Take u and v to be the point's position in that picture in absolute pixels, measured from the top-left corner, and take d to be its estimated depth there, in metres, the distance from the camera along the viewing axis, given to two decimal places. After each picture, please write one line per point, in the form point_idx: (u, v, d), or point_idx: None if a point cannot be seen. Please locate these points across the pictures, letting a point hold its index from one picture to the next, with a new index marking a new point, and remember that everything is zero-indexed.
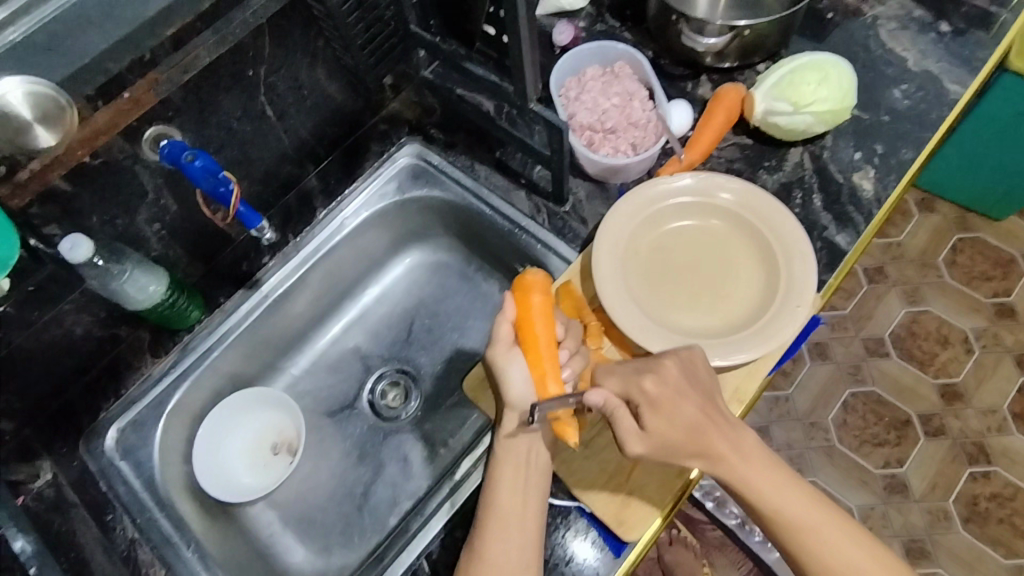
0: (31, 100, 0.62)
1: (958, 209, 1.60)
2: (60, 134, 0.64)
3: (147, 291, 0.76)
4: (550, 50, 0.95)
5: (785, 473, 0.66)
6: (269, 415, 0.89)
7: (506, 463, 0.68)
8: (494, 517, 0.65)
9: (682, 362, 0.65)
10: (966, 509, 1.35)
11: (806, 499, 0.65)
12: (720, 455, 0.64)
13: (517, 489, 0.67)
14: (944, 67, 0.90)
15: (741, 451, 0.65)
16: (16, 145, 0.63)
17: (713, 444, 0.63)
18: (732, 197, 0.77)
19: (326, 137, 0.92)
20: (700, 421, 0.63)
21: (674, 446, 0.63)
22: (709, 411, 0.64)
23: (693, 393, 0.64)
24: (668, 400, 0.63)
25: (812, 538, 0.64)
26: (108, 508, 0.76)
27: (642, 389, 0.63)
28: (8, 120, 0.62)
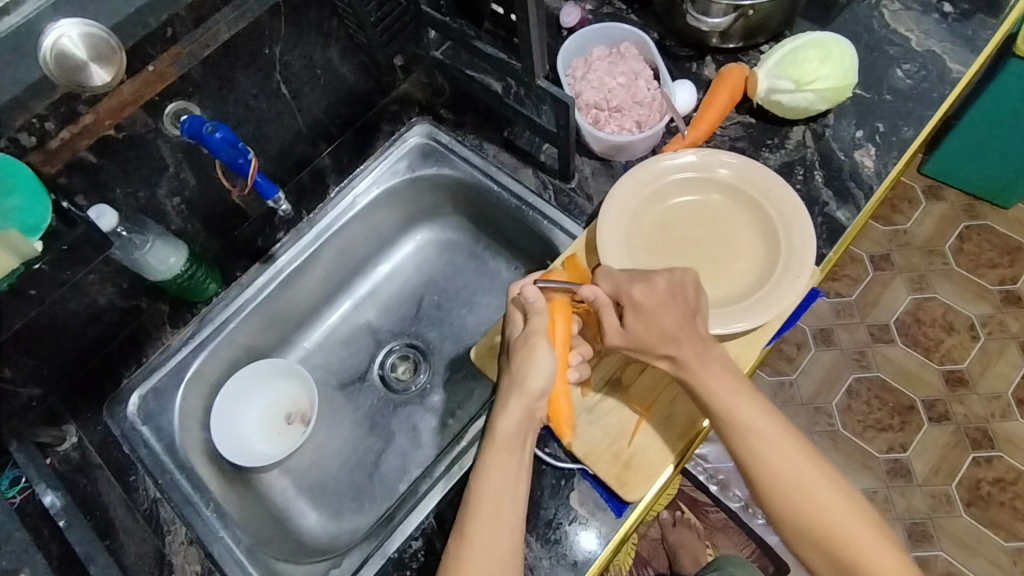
0: (86, 41, 0.61)
1: (965, 196, 1.61)
2: (114, 72, 0.63)
3: (167, 263, 0.79)
4: (557, 32, 0.97)
5: (747, 387, 0.67)
6: (283, 387, 0.93)
7: (500, 453, 0.66)
8: (483, 498, 0.64)
9: (671, 277, 0.69)
10: (968, 493, 1.37)
11: (765, 412, 0.67)
12: (687, 361, 0.67)
13: (508, 478, 0.65)
14: (947, 47, 0.91)
15: (709, 363, 0.67)
16: (72, 82, 0.62)
17: (680, 350, 0.67)
18: (730, 172, 0.79)
19: (339, 117, 0.95)
20: (676, 328, 0.67)
21: (646, 346, 0.68)
22: (687, 323, 0.68)
23: (674, 305, 0.68)
24: (652, 306, 0.67)
25: (764, 448, 0.65)
26: (131, 470, 0.80)
27: (630, 292, 0.69)
28: (65, 62, 0.60)
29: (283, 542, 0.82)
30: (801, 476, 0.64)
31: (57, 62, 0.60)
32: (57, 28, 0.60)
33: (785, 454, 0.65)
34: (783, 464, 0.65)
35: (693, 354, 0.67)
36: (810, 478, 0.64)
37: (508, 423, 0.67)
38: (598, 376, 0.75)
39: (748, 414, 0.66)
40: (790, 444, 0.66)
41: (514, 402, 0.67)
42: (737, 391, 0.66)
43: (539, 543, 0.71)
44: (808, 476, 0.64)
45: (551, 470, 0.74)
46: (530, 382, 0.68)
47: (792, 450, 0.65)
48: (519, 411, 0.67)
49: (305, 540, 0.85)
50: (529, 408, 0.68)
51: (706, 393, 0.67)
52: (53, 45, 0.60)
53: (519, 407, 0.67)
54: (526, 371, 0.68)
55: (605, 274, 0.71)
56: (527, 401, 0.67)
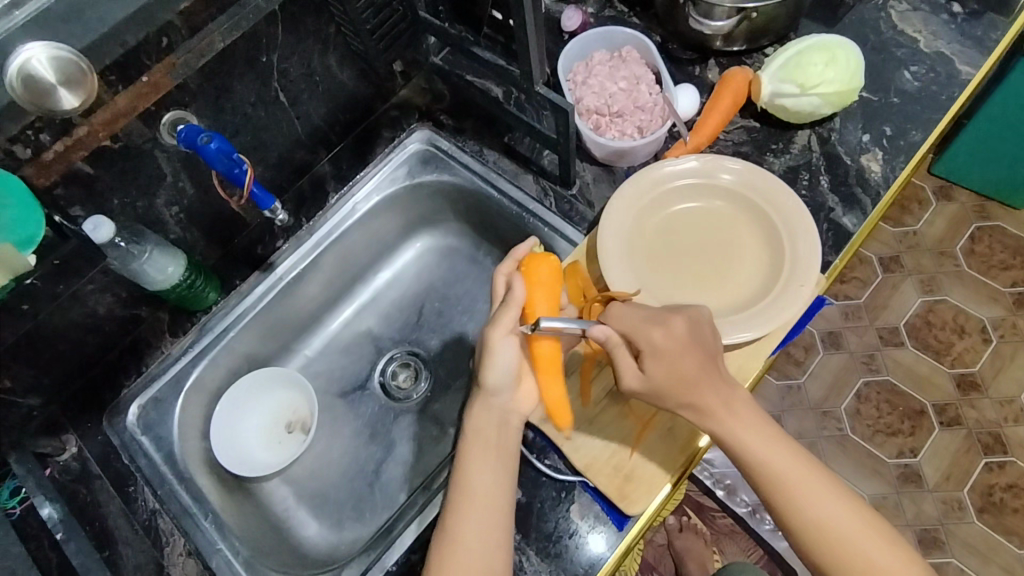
0: (55, 65, 0.61)
1: (977, 196, 1.58)
2: (84, 97, 0.63)
3: (165, 273, 0.79)
4: (558, 36, 0.96)
5: (776, 431, 0.67)
6: (284, 395, 0.92)
7: (478, 446, 0.69)
8: (459, 494, 0.67)
9: (690, 320, 0.66)
10: (980, 499, 1.34)
11: (793, 455, 0.66)
12: (710, 408, 0.65)
13: (488, 469, 0.68)
14: (956, 48, 0.89)
15: (734, 408, 0.66)
16: (41, 108, 0.61)
17: (704, 398, 0.65)
18: (733, 178, 0.78)
19: (338, 124, 0.94)
20: (696, 373, 0.65)
21: (663, 390, 0.65)
22: (706, 366, 0.65)
23: (695, 350, 0.65)
24: (672, 351, 0.65)
25: (801, 497, 0.64)
26: (130, 481, 0.80)
27: (648, 337, 0.65)
28: (33, 85, 0.60)
29: (282, 553, 0.82)
30: (841, 522, 0.63)
31: (25, 86, 0.60)
32: (25, 52, 0.60)
33: (824, 500, 0.64)
34: (822, 512, 0.63)
35: (714, 393, 0.65)
36: (849, 523, 0.63)
37: (484, 417, 0.70)
38: (599, 387, 0.74)
39: (780, 461, 0.65)
40: (826, 489, 0.64)
41: (481, 405, 0.71)
42: (769, 438, 0.66)
43: (539, 556, 0.70)
44: (847, 521, 0.63)
45: (551, 482, 0.73)
46: (491, 383, 0.70)
47: (825, 496, 0.64)
48: (490, 411, 0.71)
49: (305, 550, 0.84)
50: (502, 411, 0.71)
51: (739, 444, 0.65)
52: (23, 68, 0.60)
53: (486, 409, 0.71)
54: (482, 369, 0.70)
55: (614, 317, 0.68)
56: (490, 399, 0.71)
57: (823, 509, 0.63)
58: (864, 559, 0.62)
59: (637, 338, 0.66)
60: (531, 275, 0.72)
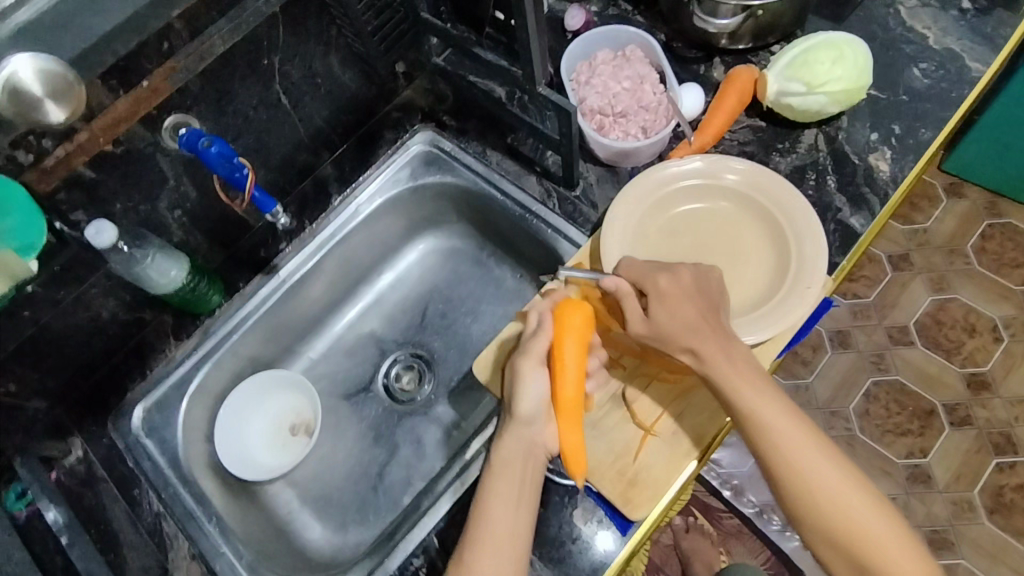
0: (41, 78, 0.58)
1: (987, 193, 1.56)
2: (72, 109, 0.61)
3: (169, 276, 0.79)
4: (561, 35, 0.95)
5: (774, 389, 0.66)
6: (286, 398, 0.92)
7: (501, 478, 0.67)
8: (480, 529, 0.65)
9: (695, 270, 0.69)
10: (991, 500, 1.33)
11: (786, 410, 0.65)
12: (710, 356, 0.65)
13: (509, 504, 0.66)
14: (966, 45, 0.88)
15: (735, 358, 0.65)
16: (29, 120, 0.59)
17: (706, 344, 0.65)
18: (738, 177, 0.77)
19: (341, 125, 0.94)
20: (698, 321, 0.66)
21: (667, 336, 0.66)
22: (709, 317, 0.66)
23: (699, 298, 0.67)
24: (676, 296, 0.66)
25: (794, 456, 0.63)
26: (135, 484, 0.80)
27: (654, 283, 0.67)
28: (19, 97, 0.58)
29: (287, 556, 0.82)
30: (831, 485, 0.62)
31: (11, 99, 0.58)
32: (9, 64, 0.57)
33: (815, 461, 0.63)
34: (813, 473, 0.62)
35: (713, 344, 0.65)
36: (840, 487, 0.62)
37: (511, 447, 0.69)
38: (603, 392, 0.73)
39: (777, 420, 0.64)
40: (821, 451, 0.63)
41: (510, 433, 0.69)
42: (767, 397, 0.64)
43: (542, 562, 0.70)
44: (839, 485, 0.62)
45: (554, 487, 0.72)
46: (521, 411, 0.69)
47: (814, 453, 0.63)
48: (519, 441, 0.69)
49: (309, 553, 0.84)
50: (528, 440, 0.69)
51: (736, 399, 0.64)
52: (7, 81, 0.57)
53: (514, 440, 0.69)
54: (514, 400, 0.70)
55: (627, 266, 0.70)
56: (521, 429, 0.69)
57: (815, 470, 0.62)
58: (850, 522, 0.61)
59: (648, 287, 0.67)
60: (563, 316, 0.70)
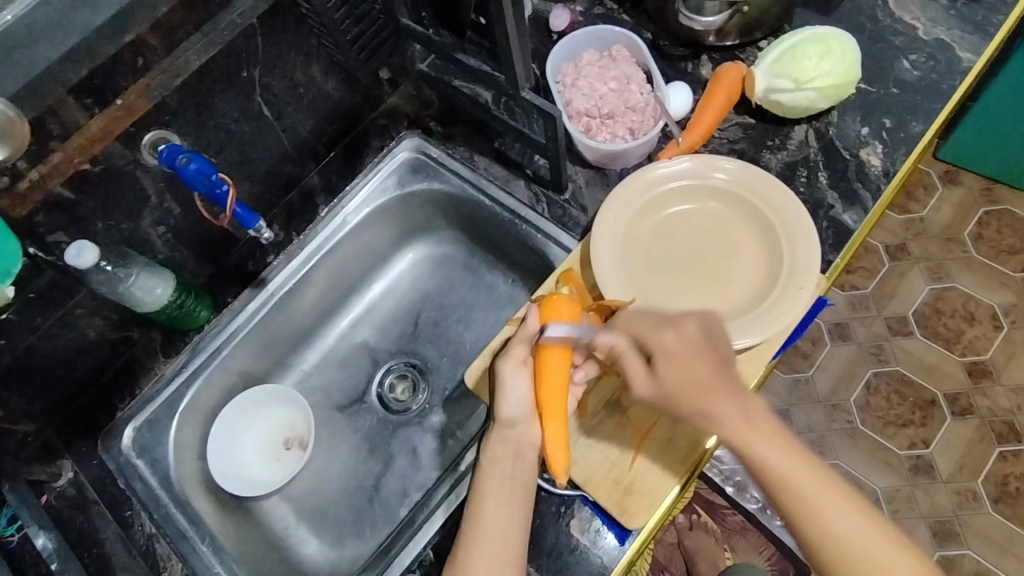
0: None
1: (983, 180, 1.55)
2: (13, 148, 0.59)
3: (154, 294, 0.78)
4: (546, 36, 0.94)
5: (795, 446, 0.63)
6: (279, 412, 0.91)
7: (491, 480, 0.66)
8: (472, 534, 0.64)
9: (703, 325, 0.65)
10: (995, 489, 1.32)
11: (809, 467, 0.62)
12: (722, 419, 0.62)
13: (501, 505, 0.65)
14: (957, 34, 0.87)
15: (751, 419, 0.63)
16: None
17: (716, 407, 0.62)
18: (728, 177, 0.76)
19: (326, 134, 0.93)
20: (709, 380, 0.62)
21: (672, 395, 0.63)
22: (720, 374, 0.63)
23: (707, 354, 0.63)
24: (683, 356, 0.63)
25: (821, 515, 0.60)
26: (126, 505, 0.79)
27: (660, 341, 0.63)
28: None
29: None
30: (857, 537, 0.60)
31: None
32: None
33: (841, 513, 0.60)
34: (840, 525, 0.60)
35: (725, 405, 0.62)
36: (870, 545, 0.60)
37: (497, 449, 0.68)
38: (596, 398, 0.72)
39: (800, 474, 0.61)
40: (847, 503, 0.61)
41: (495, 437, 0.68)
42: (789, 452, 0.62)
43: (540, 573, 0.69)
44: (866, 538, 0.60)
45: (550, 497, 0.71)
46: (506, 414, 0.68)
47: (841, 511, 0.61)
48: (505, 443, 0.68)
49: (306, 569, 0.84)
50: (514, 440, 0.68)
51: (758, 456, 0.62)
52: None
53: (499, 444, 0.68)
54: (495, 402, 0.68)
55: (625, 322, 0.66)
56: (506, 430, 0.68)
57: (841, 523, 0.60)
58: (883, 575, 0.59)
59: (648, 341, 0.64)
60: (548, 312, 0.69)
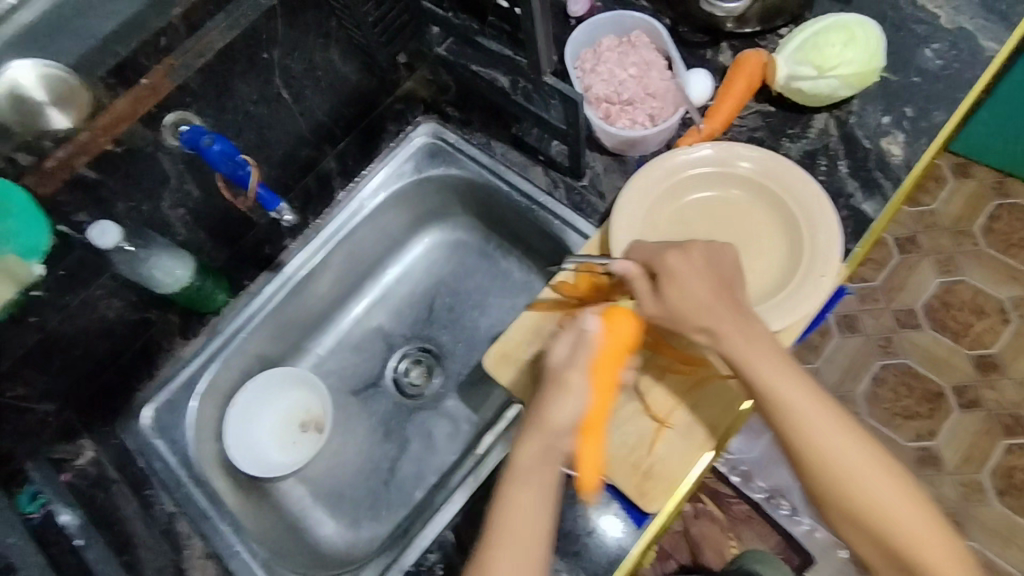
0: (46, 85, 0.64)
1: (995, 172, 1.54)
2: (75, 117, 0.65)
3: (174, 276, 0.78)
4: (565, 22, 0.93)
5: (786, 361, 0.64)
6: (296, 394, 0.91)
7: (526, 486, 0.61)
8: (502, 537, 0.60)
9: (708, 249, 0.66)
10: (1001, 481, 1.32)
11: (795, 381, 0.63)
12: (724, 332, 0.64)
13: (535, 512, 0.60)
14: (980, 23, 0.86)
15: (751, 334, 0.64)
16: (33, 127, 0.64)
17: (720, 321, 0.63)
18: (751, 165, 0.76)
19: (343, 119, 0.93)
20: (711, 298, 0.64)
21: (676, 311, 0.64)
22: (721, 293, 0.64)
23: (709, 275, 0.64)
24: (685, 273, 0.64)
25: (805, 428, 0.62)
26: (147, 484, 0.80)
27: (664, 261, 0.65)
28: (23, 106, 0.64)
29: (301, 554, 0.82)
30: (848, 458, 0.61)
31: (20, 106, 0.64)
32: (15, 73, 0.64)
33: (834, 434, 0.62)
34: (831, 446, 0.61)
35: (728, 322, 0.64)
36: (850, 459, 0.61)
37: (536, 451, 0.62)
38: (617, 384, 0.73)
39: (786, 390, 0.63)
40: (829, 419, 0.62)
41: (537, 438, 0.62)
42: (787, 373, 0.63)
43: (558, 556, 0.69)
44: (856, 459, 0.61)
45: (568, 481, 0.72)
46: (559, 420, 0.62)
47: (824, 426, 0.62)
48: (546, 445, 0.62)
49: (323, 550, 0.85)
50: (552, 446, 0.62)
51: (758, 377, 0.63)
52: (15, 89, 0.64)
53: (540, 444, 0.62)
54: (548, 407, 0.62)
55: (637, 249, 0.68)
56: (551, 437, 0.62)
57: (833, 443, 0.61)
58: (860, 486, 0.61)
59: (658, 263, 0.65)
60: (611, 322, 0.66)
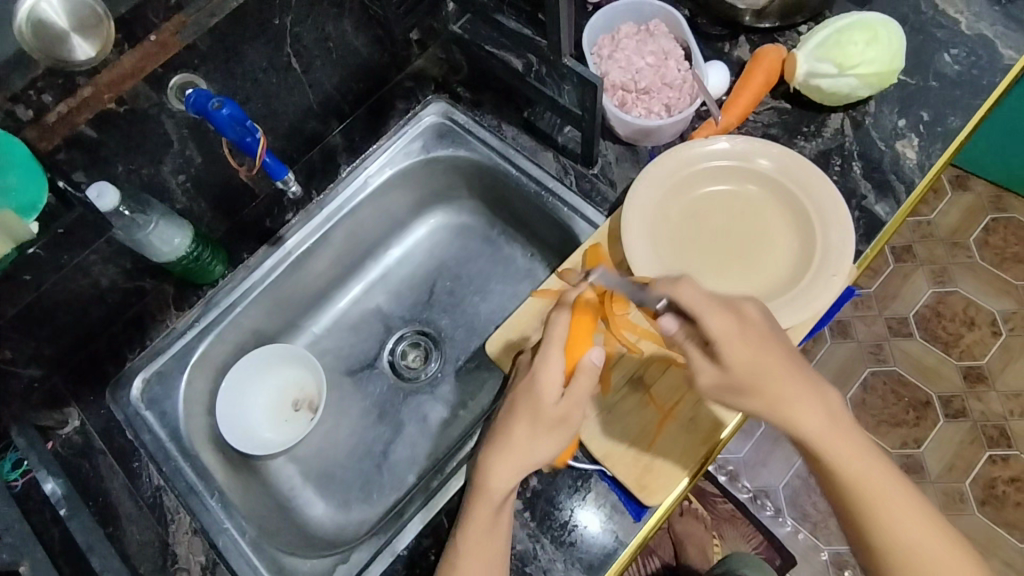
0: (69, 10, 0.60)
1: (994, 186, 1.55)
2: (99, 44, 0.61)
3: (172, 244, 0.76)
4: (582, 7, 0.91)
5: (833, 418, 0.61)
6: (291, 372, 0.90)
7: (485, 508, 0.63)
8: (470, 560, 0.62)
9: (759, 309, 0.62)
10: (982, 491, 1.34)
11: (831, 417, 0.61)
12: (785, 400, 0.59)
13: (491, 534, 0.63)
14: (1000, 31, 0.86)
15: (803, 402, 0.60)
16: (55, 57, 0.60)
17: (785, 395, 0.59)
18: (770, 162, 0.75)
19: (351, 93, 0.90)
20: (780, 376, 0.59)
21: (748, 380, 0.59)
22: (790, 366, 0.60)
23: (775, 343, 0.61)
24: (748, 348, 0.59)
25: (839, 451, 0.60)
26: (134, 457, 0.78)
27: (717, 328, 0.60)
28: (45, 31, 0.59)
29: (289, 533, 0.80)
30: (909, 525, 0.59)
31: (39, 34, 0.59)
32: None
33: (903, 507, 0.59)
34: (915, 532, 0.59)
35: (801, 394, 0.60)
36: (885, 492, 0.60)
37: (505, 472, 0.62)
38: (619, 374, 0.72)
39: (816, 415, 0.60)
40: (859, 450, 0.61)
41: (504, 459, 0.63)
42: (864, 453, 0.60)
43: (553, 546, 0.69)
44: (924, 534, 0.59)
45: (567, 470, 0.71)
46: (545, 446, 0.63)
47: (858, 462, 0.60)
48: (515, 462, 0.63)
49: (311, 530, 0.83)
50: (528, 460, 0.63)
51: (849, 478, 0.60)
52: (37, 16, 0.59)
53: (525, 443, 0.63)
54: (529, 449, 0.63)
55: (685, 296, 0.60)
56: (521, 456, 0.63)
57: (912, 531, 0.59)
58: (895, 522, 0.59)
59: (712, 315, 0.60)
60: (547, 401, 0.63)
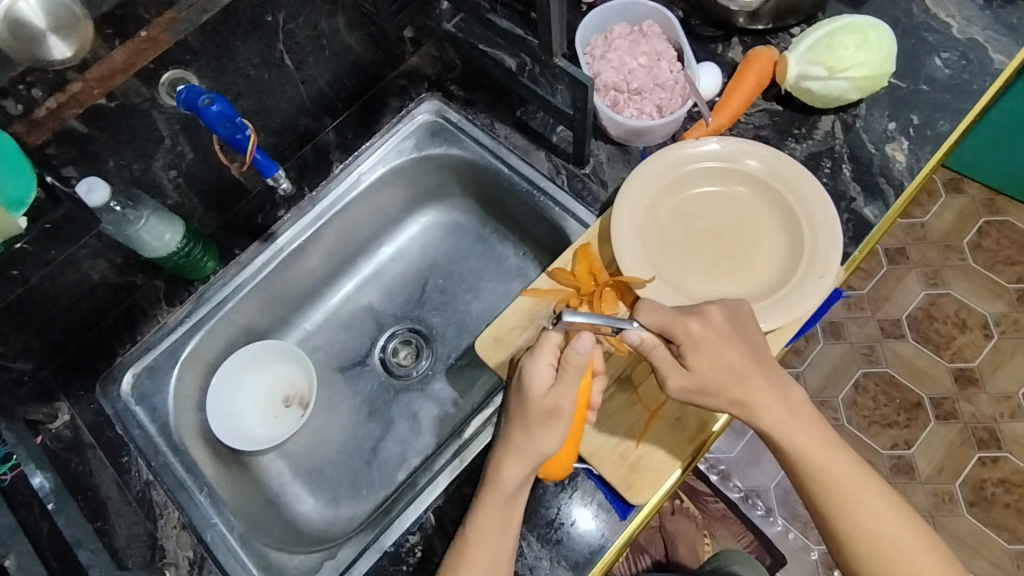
0: (50, 14, 0.62)
1: (987, 190, 1.55)
2: (76, 45, 0.63)
3: (162, 240, 0.76)
4: (576, 7, 0.91)
5: (799, 406, 0.66)
6: (281, 368, 0.90)
7: (492, 505, 0.64)
8: (472, 557, 0.62)
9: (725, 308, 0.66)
10: (971, 492, 1.34)
11: (793, 406, 0.66)
12: (746, 392, 0.63)
13: (502, 531, 0.63)
14: (990, 35, 0.86)
15: (761, 392, 0.64)
16: (33, 56, 0.62)
17: (748, 386, 0.63)
18: (758, 164, 0.75)
19: (344, 90, 0.90)
20: (743, 365, 0.64)
21: (708, 388, 0.63)
22: (752, 357, 0.64)
23: (736, 340, 0.64)
24: (712, 344, 0.63)
25: (802, 440, 0.65)
26: (123, 451, 0.78)
27: (686, 328, 0.64)
28: (23, 32, 0.62)
29: (277, 528, 0.81)
30: (870, 509, 0.63)
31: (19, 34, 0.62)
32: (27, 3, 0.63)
33: (864, 493, 0.64)
34: (877, 518, 0.63)
35: (764, 387, 0.64)
36: (848, 479, 0.64)
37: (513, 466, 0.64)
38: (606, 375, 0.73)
39: (779, 406, 0.65)
40: (820, 438, 0.65)
41: (511, 455, 0.65)
42: (825, 441, 0.65)
43: (539, 543, 0.69)
44: (885, 520, 0.63)
45: None
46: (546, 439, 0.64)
47: (822, 453, 0.64)
48: (520, 456, 0.64)
49: (300, 525, 0.83)
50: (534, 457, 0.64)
51: (813, 468, 0.64)
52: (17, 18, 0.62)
53: (525, 442, 0.64)
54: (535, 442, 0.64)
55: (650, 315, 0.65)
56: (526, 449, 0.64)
57: (874, 519, 0.63)
58: (858, 508, 0.63)
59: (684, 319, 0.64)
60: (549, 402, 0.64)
